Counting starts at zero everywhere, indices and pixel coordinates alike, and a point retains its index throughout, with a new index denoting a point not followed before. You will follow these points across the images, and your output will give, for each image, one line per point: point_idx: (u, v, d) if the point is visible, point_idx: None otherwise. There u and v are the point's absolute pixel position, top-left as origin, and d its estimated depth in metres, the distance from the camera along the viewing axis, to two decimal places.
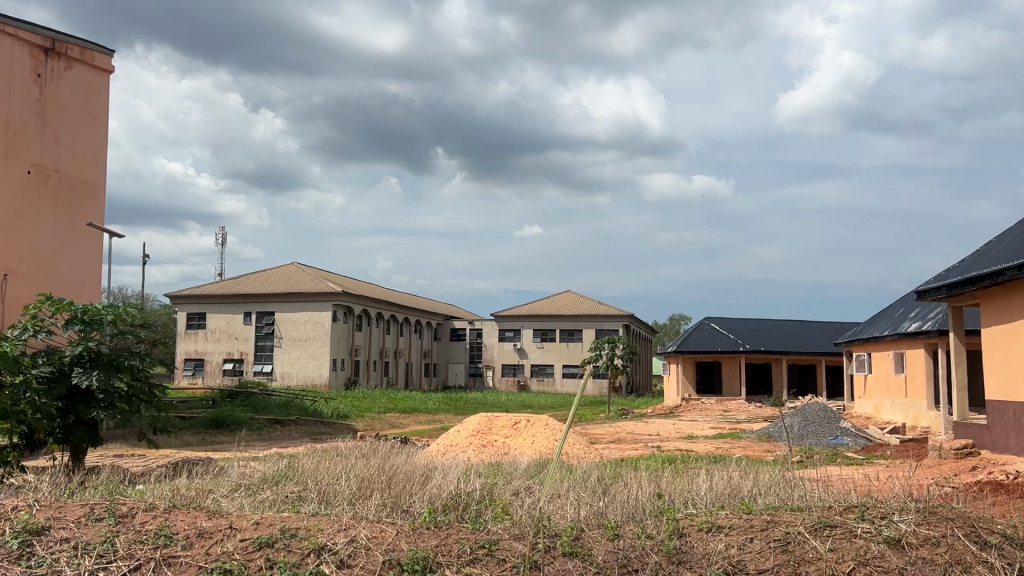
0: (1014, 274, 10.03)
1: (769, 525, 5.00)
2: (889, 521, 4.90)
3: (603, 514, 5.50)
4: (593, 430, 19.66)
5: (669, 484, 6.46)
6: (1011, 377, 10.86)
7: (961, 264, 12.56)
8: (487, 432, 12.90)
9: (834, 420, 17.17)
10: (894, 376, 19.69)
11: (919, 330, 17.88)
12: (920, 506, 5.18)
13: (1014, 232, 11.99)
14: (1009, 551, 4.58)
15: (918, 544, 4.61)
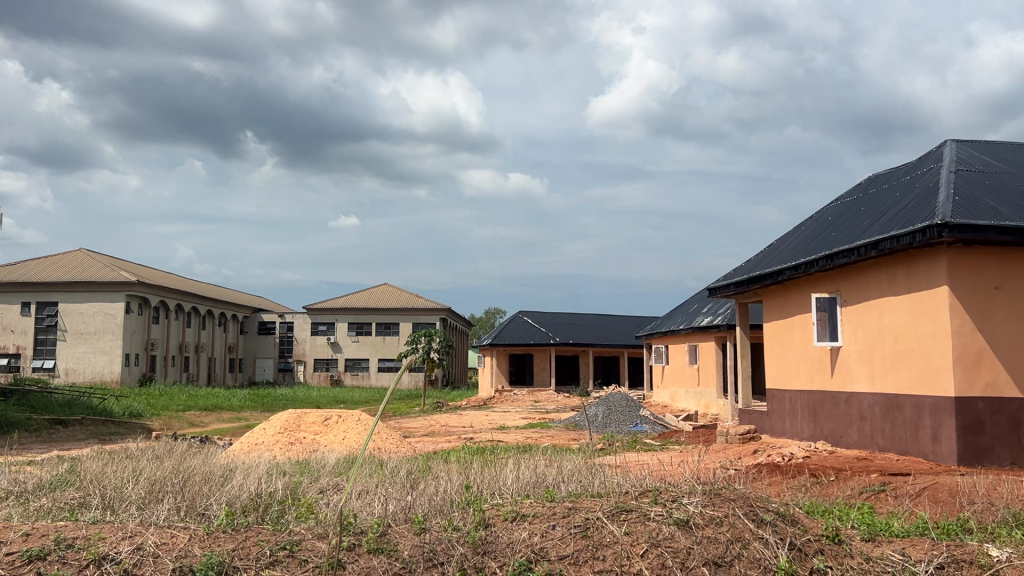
0: (792, 274, 11.02)
1: (571, 511, 5.17)
2: (679, 503, 5.20)
3: (411, 508, 5.48)
4: (406, 423, 19.58)
5: (477, 475, 6.54)
6: (787, 367, 11.91)
7: (747, 264, 13.64)
8: (295, 429, 12.50)
9: (635, 409, 18.11)
10: (689, 366, 21.03)
11: (711, 324, 19.23)
12: (707, 488, 5.54)
13: (791, 235, 13.19)
14: (781, 527, 5.00)
15: (704, 525, 4.93)
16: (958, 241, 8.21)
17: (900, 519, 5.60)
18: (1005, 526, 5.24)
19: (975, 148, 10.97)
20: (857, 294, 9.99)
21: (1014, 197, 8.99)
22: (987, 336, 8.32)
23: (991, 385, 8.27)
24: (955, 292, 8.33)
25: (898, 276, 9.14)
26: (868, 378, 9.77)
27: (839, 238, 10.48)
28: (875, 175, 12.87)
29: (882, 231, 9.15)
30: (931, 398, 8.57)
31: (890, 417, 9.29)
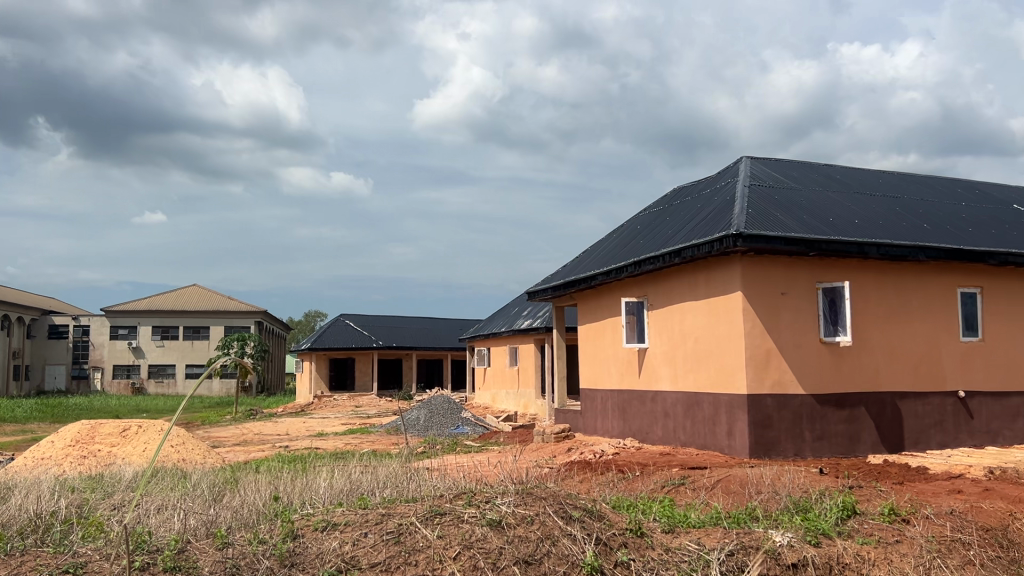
0: (604, 279, 11.48)
1: (383, 518, 5.10)
2: (492, 504, 5.27)
3: (214, 522, 5.20)
4: (215, 432, 18.63)
5: (287, 485, 6.31)
6: (600, 367, 12.39)
7: (563, 269, 14.09)
8: (88, 442, 11.58)
9: (456, 411, 18.22)
10: (510, 368, 21.45)
11: (531, 327, 19.70)
12: (519, 488, 5.65)
13: (605, 242, 13.76)
14: (588, 523, 5.17)
15: (516, 524, 5.02)
16: (751, 251, 8.86)
17: (697, 510, 5.95)
18: (787, 512, 5.70)
19: (766, 165, 11.91)
20: (663, 298, 10.56)
21: (799, 211, 9.84)
22: (775, 337, 9.04)
23: (778, 382, 9.00)
24: (747, 297, 8.99)
25: (699, 282, 9.75)
26: (672, 378, 10.35)
27: (647, 245, 11.05)
28: (679, 187, 13.69)
29: (685, 240, 9.73)
30: (726, 395, 9.20)
31: (691, 414, 9.89)
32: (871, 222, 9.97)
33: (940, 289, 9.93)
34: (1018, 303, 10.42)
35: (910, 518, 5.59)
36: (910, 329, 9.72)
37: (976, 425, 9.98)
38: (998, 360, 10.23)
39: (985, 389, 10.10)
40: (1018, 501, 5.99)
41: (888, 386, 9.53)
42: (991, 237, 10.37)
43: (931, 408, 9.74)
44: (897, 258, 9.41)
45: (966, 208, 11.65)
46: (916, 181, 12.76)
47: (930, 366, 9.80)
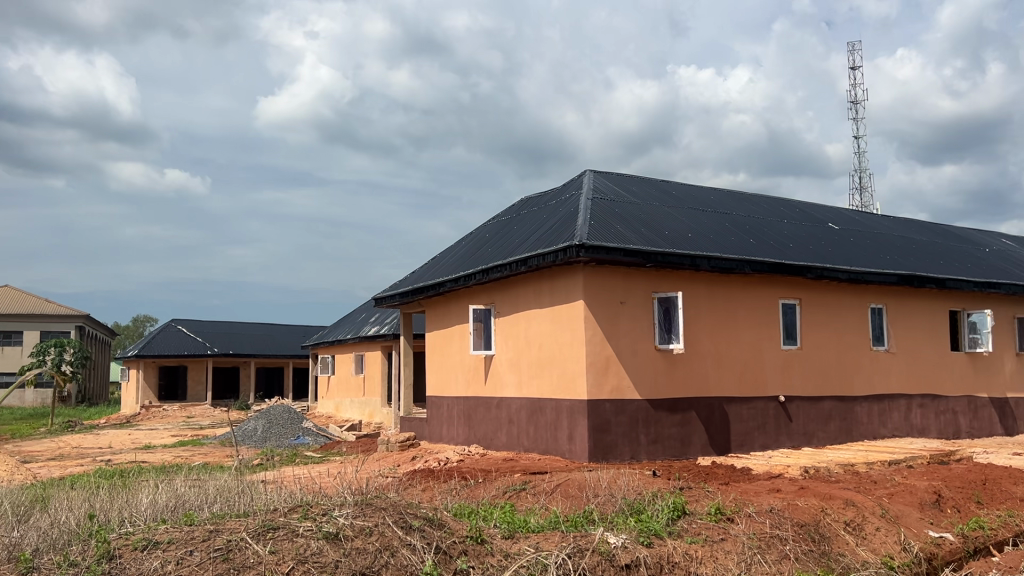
0: (451, 286, 11.48)
1: (212, 534, 4.82)
2: (329, 516, 5.10)
3: (18, 546, 4.76)
4: (27, 446, 17.13)
5: (105, 502, 5.86)
6: (446, 375, 12.37)
7: (411, 276, 13.99)
8: None
9: (297, 421, 17.65)
10: (355, 376, 21.05)
11: (377, 334, 19.42)
12: (358, 499, 5.51)
13: (453, 250, 13.78)
14: (429, 532, 5.11)
15: (353, 536, 4.89)
16: (592, 261, 9.12)
17: (537, 515, 6.02)
18: (622, 514, 5.87)
19: (609, 179, 12.33)
20: (508, 306, 10.68)
21: (638, 224, 10.23)
22: (613, 344, 9.33)
23: (616, 388, 9.29)
24: (588, 306, 9.24)
25: (543, 291, 9.93)
26: (516, 385, 10.48)
27: (493, 253, 11.14)
28: (527, 198, 13.92)
29: (530, 249, 9.88)
30: (567, 401, 9.40)
31: (533, 420, 10.04)
32: (703, 236, 10.52)
33: (763, 301, 10.60)
34: (831, 314, 11.29)
35: (733, 516, 5.88)
36: (737, 337, 10.31)
37: (794, 427, 10.71)
38: (813, 367, 11.03)
39: (802, 394, 10.86)
40: (829, 497, 6.46)
41: (717, 391, 10.06)
42: (808, 253, 11.18)
43: (755, 412, 10.36)
44: (726, 270, 9.96)
45: (788, 225, 12.53)
46: (744, 199, 13.59)
47: (754, 372, 10.42)
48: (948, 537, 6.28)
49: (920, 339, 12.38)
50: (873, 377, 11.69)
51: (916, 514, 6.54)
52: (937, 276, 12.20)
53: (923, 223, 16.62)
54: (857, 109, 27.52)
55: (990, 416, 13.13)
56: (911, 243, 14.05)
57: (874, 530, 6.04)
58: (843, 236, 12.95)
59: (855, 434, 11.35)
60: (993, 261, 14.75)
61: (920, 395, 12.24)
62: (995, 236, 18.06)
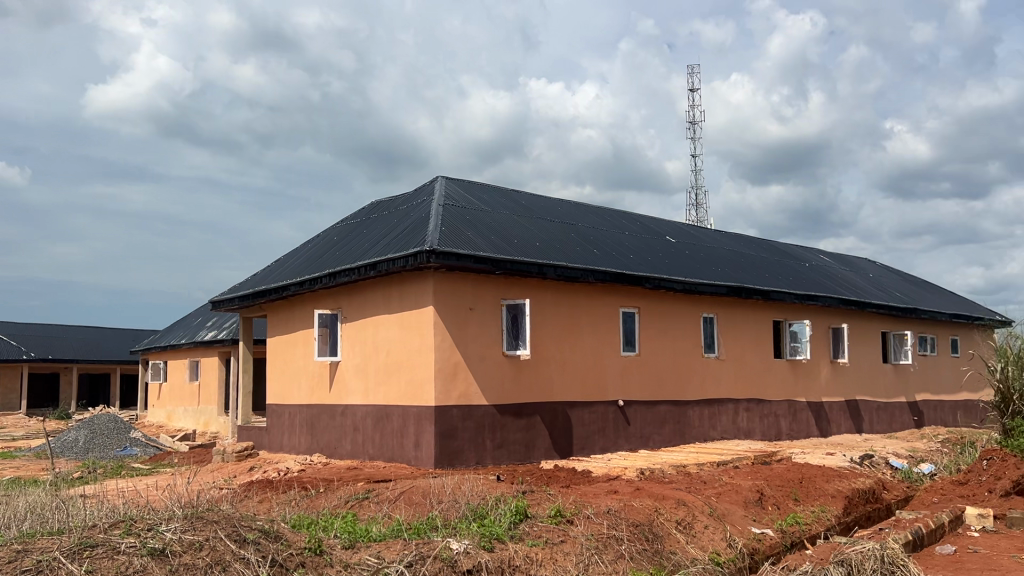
0: (296, 290, 11.13)
1: (20, 556, 4.43)
2: (155, 532, 4.80)
3: None
4: None
5: None
6: (288, 382, 11.98)
7: (253, 279, 13.46)
8: None
9: (123, 432, 16.55)
10: (189, 384, 20.01)
11: (215, 339, 18.56)
12: (188, 512, 5.22)
13: (299, 253, 13.39)
14: (263, 545, 4.92)
15: (181, 551, 4.63)
16: (442, 267, 9.09)
17: (379, 523, 5.92)
18: (464, 520, 5.87)
19: (460, 186, 12.37)
20: (356, 311, 10.48)
21: (487, 232, 10.31)
22: (462, 351, 9.35)
23: (464, 395, 9.31)
24: (438, 312, 9.21)
25: (392, 296, 9.82)
26: (361, 392, 10.29)
27: (341, 258, 10.91)
28: (377, 202, 13.74)
29: (380, 254, 9.74)
30: (414, 407, 9.33)
31: (379, 427, 9.90)
32: (550, 246, 10.74)
33: (606, 309, 10.95)
34: (667, 323, 11.82)
35: (573, 518, 6.02)
36: (580, 344, 10.59)
37: (632, 431, 11.12)
38: (650, 373, 11.51)
39: (639, 398, 11.30)
40: (662, 498, 6.73)
41: (560, 396, 10.29)
42: (648, 265, 11.66)
43: (596, 415, 10.68)
44: (571, 279, 10.22)
45: (630, 237, 13.02)
46: (590, 211, 14.00)
47: (595, 377, 10.74)
48: (768, 532, 6.69)
49: (747, 347, 13.18)
50: (705, 382, 12.34)
51: (740, 512, 6.93)
52: (762, 289, 13.05)
53: (752, 238, 17.74)
54: (695, 127, 29.00)
55: (807, 419, 14.15)
56: (741, 258, 14.96)
57: (703, 528, 6.36)
58: (679, 249, 13.61)
59: (687, 437, 11.92)
60: (812, 276, 15.94)
61: (746, 399, 13.03)
62: (813, 253, 19.54)
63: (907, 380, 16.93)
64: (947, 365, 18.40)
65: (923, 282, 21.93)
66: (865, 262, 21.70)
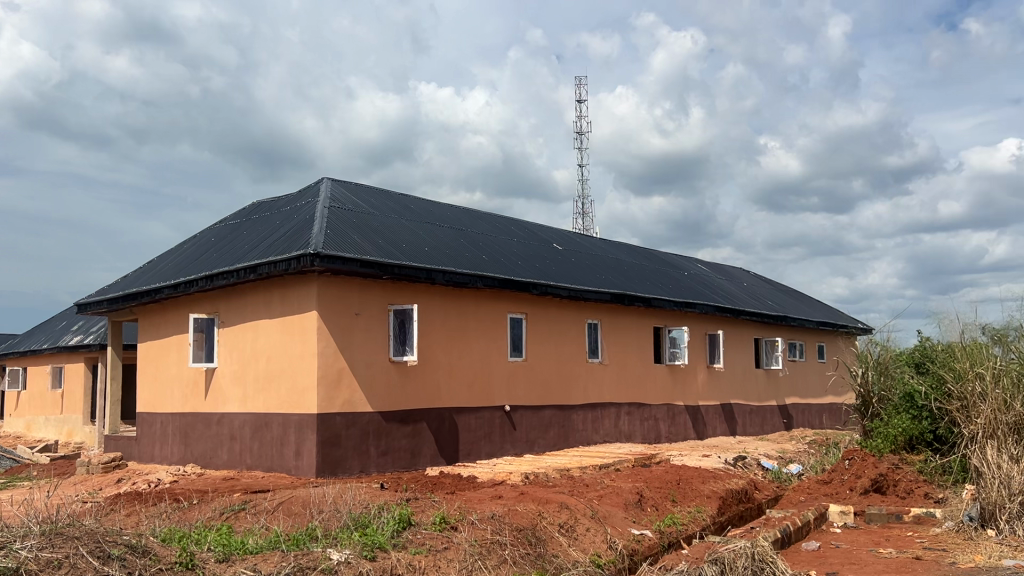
0: (170, 293, 10.66)
1: None
2: (8, 550, 4.47)
3: None
4: None
5: None
6: (161, 389, 11.44)
7: (123, 280, 12.80)
8: None
9: None
10: (51, 392, 18.83)
11: (80, 344, 17.54)
12: (46, 528, 4.89)
13: (174, 254, 12.83)
14: (130, 561, 4.67)
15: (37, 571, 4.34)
16: (326, 271, 8.89)
17: (256, 535, 5.71)
18: (345, 529, 5.75)
19: (345, 188, 12.15)
20: (235, 315, 10.12)
21: (374, 235, 10.16)
22: (346, 356, 9.17)
23: (347, 402, 9.14)
24: (322, 316, 9.01)
25: (274, 300, 9.53)
26: (240, 399, 9.94)
27: (219, 259, 10.51)
28: (258, 203, 13.33)
29: (261, 256, 9.44)
30: (295, 415, 9.08)
31: (258, 436, 9.58)
32: (438, 251, 10.69)
33: (493, 315, 10.98)
34: (553, 329, 11.97)
35: (457, 524, 5.99)
36: (467, 349, 10.58)
37: (518, 436, 11.20)
38: (536, 378, 11.62)
39: (525, 404, 11.39)
40: (546, 502, 6.79)
41: (446, 402, 10.24)
42: (535, 271, 11.79)
43: (483, 421, 10.69)
44: (459, 284, 10.21)
45: (517, 244, 13.13)
46: (478, 216, 14.03)
47: (482, 383, 10.75)
48: (647, 533, 6.86)
49: (630, 353, 13.51)
50: (589, 387, 12.57)
51: (621, 514, 7.09)
52: (645, 296, 13.41)
53: (635, 247, 18.21)
54: (582, 138, 29.52)
55: (685, 422, 14.63)
56: (624, 265, 15.34)
57: (585, 530, 6.45)
58: (566, 256, 13.82)
59: (572, 440, 12.11)
60: (691, 284, 16.51)
61: (628, 403, 13.35)
62: (692, 262, 20.25)
63: (777, 384, 17.77)
64: (814, 370, 19.43)
65: (793, 291, 23.09)
66: (740, 271, 22.65)
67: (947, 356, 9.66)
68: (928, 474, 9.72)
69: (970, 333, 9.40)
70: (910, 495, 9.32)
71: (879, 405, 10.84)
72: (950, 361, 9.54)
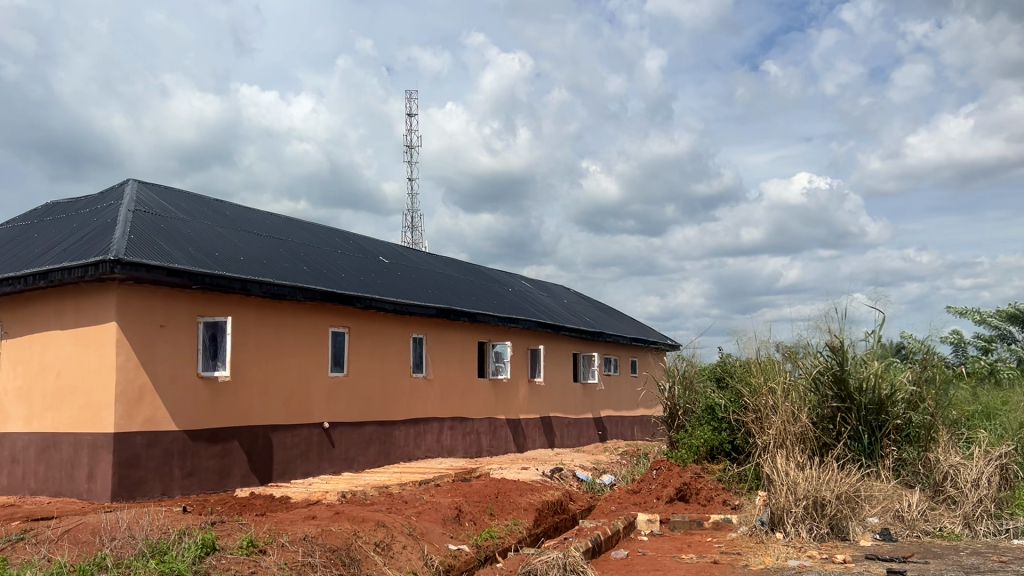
0: None
1: None
2: None
3: None
4: None
5: None
6: None
7: None
8: None
9: None
10: None
11: None
12: None
13: None
14: None
15: None
16: (128, 279, 8.30)
17: (35, 568, 5.18)
18: (141, 558, 5.34)
19: (153, 191, 11.42)
20: (20, 325, 9.22)
21: (184, 242, 9.60)
22: (149, 371, 8.59)
23: (149, 420, 8.54)
24: (122, 328, 8.38)
25: (67, 310, 8.77)
26: (24, 418, 9.04)
27: (4, 264, 9.56)
28: (53, 203, 12.26)
29: (53, 261, 8.67)
30: (88, 435, 8.36)
31: (44, 458, 8.74)
32: (255, 261, 10.26)
33: (313, 328, 10.66)
34: (376, 343, 11.79)
35: (266, 548, 5.72)
36: (284, 365, 10.20)
37: (336, 453, 10.90)
38: (357, 394, 11.38)
39: (345, 420, 11.12)
40: (361, 521, 6.63)
41: (260, 419, 9.81)
42: (358, 284, 11.57)
43: (299, 439, 10.32)
44: (277, 296, 9.84)
45: (339, 255, 12.85)
46: (300, 226, 13.60)
47: (299, 399, 10.40)
48: (464, 548, 6.87)
49: (453, 368, 13.55)
50: (410, 403, 12.45)
51: (438, 529, 7.05)
52: (469, 311, 13.51)
53: (461, 262, 18.33)
54: (412, 152, 29.41)
55: (506, 436, 14.83)
56: (449, 280, 15.39)
57: (401, 548, 6.35)
58: (390, 270, 13.67)
59: (392, 457, 11.94)
60: (514, 300, 16.82)
61: (450, 418, 13.34)
62: (516, 278, 20.67)
63: (594, 397, 18.45)
64: (626, 384, 20.36)
65: (609, 308, 24.11)
66: (561, 288, 23.36)
67: (744, 371, 10.40)
68: (727, 482, 10.38)
69: (764, 349, 10.15)
70: (710, 502, 9.88)
71: (685, 417, 11.47)
72: (747, 376, 10.26)
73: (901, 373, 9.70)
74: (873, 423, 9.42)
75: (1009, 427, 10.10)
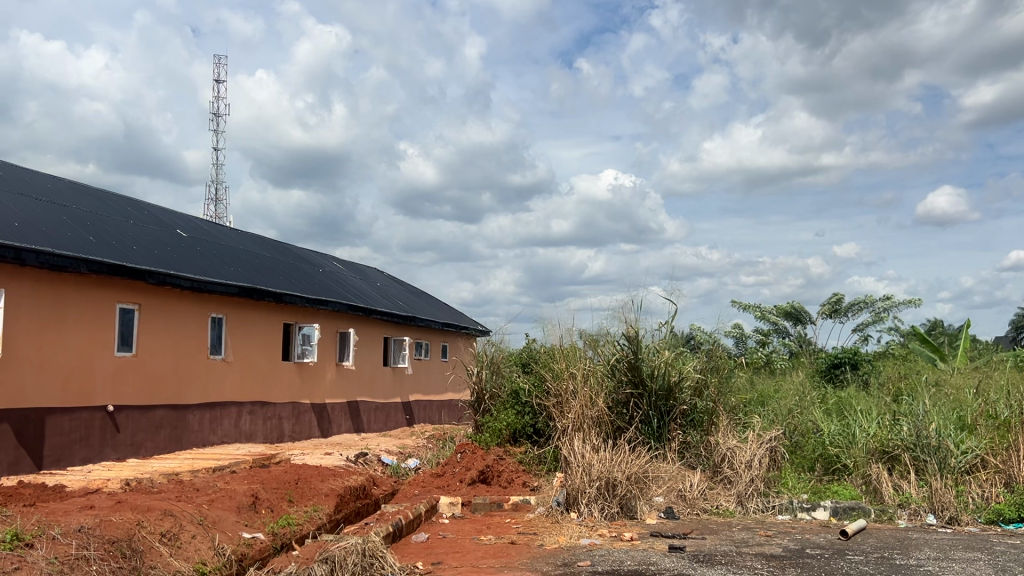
0: None
1: None
2: None
3: None
4: None
5: None
6: None
7: None
8: None
9: None
10: None
11: None
12: None
13: None
14: None
15: None
16: None
17: None
18: None
19: None
20: None
21: None
22: None
23: None
24: None
25: None
26: None
27: None
28: None
29: None
30: None
31: None
32: (33, 228, 9.33)
33: (99, 302, 9.85)
34: (170, 321, 11.08)
35: (33, 541, 5.22)
36: (64, 341, 9.37)
37: (121, 438, 10.16)
38: (146, 375, 10.66)
39: (131, 403, 10.38)
40: (145, 510, 6.22)
41: (32, 402, 8.96)
42: (151, 258, 10.82)
43: (78, 423, 9.52)
44: (58, 267, 9.02)
45: (132, 226, 11.94)
46: (87, 192, 12.49)
47: (79, 380, 9.58)
48: (259, 536, 6.63)
49: (254, 350, 12.98)
50: (207, 386, 11.83)
51: (232, 517, 6.75)
52: (275, 291, 12.99)
53: (269, 240, 17.62)
54: (218, 120, 27.80)
55: (310, 421, 14.44)
56: (254, 258, 14.73)
57: (189, 538, 6.01)
58: (190, 244, 12.89)
59: (183, 443, 11.29)
60: (323, 281, 16.38)
61: (250, 402, 12.81)
62: (328, 258, 20.14)
63: (403, 382, 18.39)
64: (436, 368, 20.43)
65: (423, 293, 24.09)
66: (375, 271, 23.04)
67: (548, 358, 10.75)
68: (527, 464, 10.70)
69: (567, 337, 10.55)
70: (509, 484, 10.11)
71: (491, 401, 11.73)
72: (550, 362, 10.61)
73: (690, 362, 10.40)
74: (662, 408, 10.05)
75: (778, 413, 11.10)
